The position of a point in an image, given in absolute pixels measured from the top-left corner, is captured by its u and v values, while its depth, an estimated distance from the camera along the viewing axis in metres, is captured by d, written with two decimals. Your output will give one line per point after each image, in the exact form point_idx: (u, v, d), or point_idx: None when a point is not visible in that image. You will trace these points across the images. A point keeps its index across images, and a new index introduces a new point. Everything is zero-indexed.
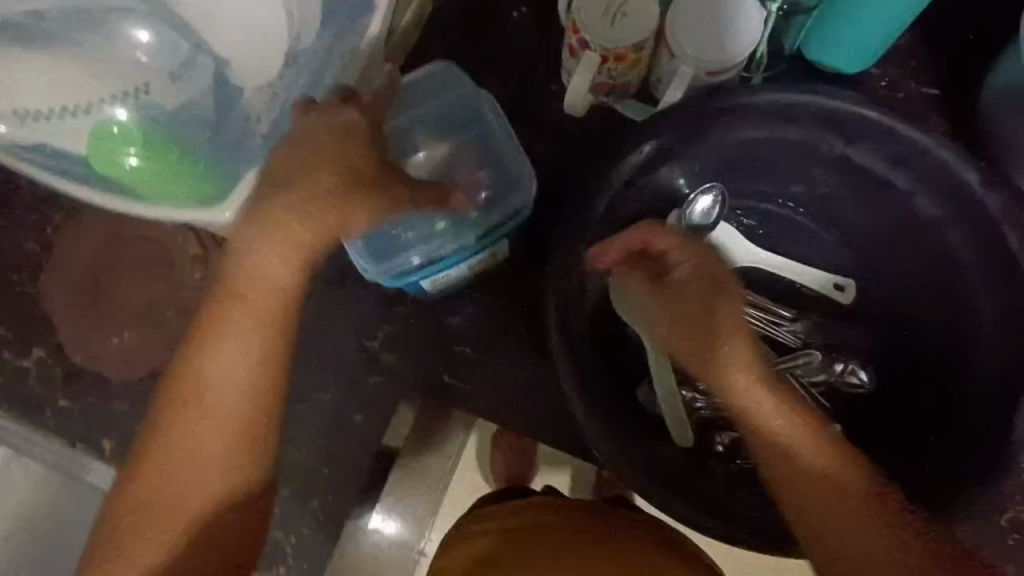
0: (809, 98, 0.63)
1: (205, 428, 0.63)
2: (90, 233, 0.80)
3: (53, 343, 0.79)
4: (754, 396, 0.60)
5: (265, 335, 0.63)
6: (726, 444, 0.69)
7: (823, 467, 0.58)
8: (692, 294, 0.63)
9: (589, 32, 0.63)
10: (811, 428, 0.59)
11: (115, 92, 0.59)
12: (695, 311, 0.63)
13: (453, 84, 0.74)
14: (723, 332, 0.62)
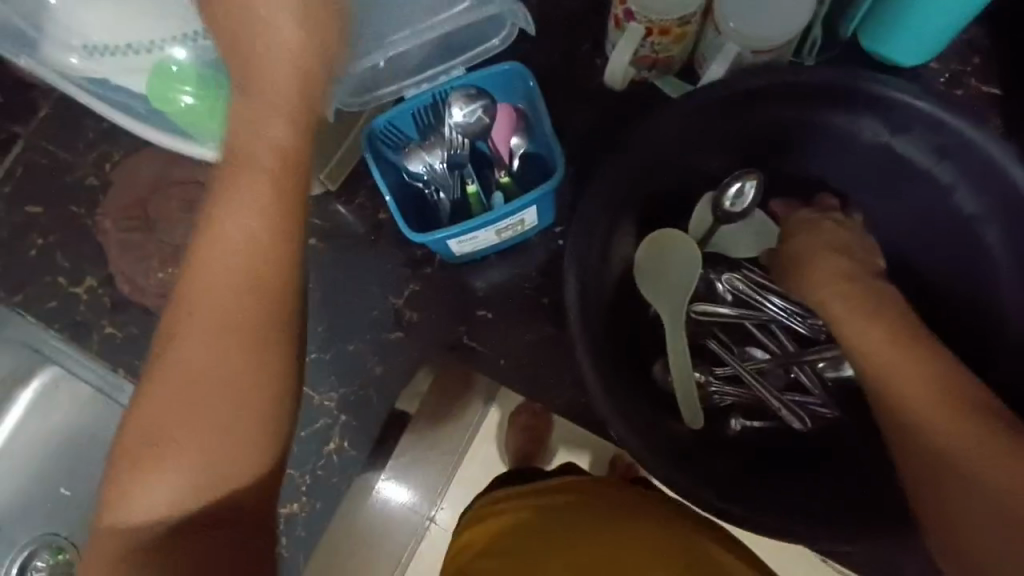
0: (856, 82, 0.62)
1: (204, 350, 0.52)
2: (145, 172, 0.85)
3: (103, 272, 0.84)
4: (852, 316, 0.60)
5: (274, 185, 0.54)
6: (738, 429, 0.69)
7: (916, 374, 0.56)
8: (825, 241, 0.66)
9: (634, 2, 0.63)
10: (915, 346, 0.58)
11: (175, 34, 0.61)
12: (818, 249, 0.65)
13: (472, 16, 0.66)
14: (827, 269, 0.64)
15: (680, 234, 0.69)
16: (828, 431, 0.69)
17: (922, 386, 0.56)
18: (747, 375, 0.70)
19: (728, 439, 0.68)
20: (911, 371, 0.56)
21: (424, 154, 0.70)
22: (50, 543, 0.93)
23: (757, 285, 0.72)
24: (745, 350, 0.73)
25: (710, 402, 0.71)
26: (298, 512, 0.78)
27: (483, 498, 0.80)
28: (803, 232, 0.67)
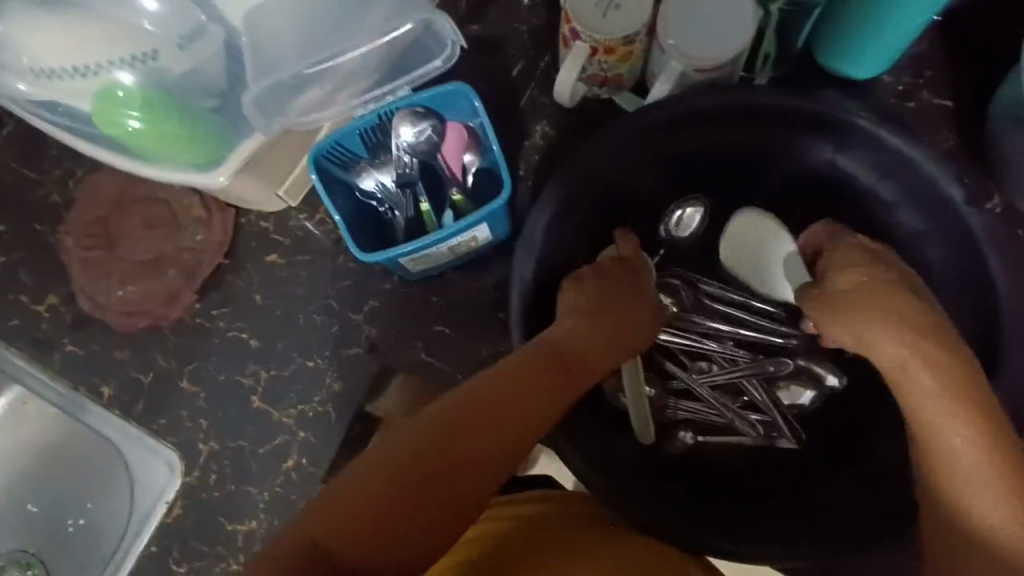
0: (799, 102, 0.62)
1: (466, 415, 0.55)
2: (107, 189, 0.86)
3: (65, 290, 0.85)
4: (924, 401, 0.49)
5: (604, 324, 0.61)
6: (688, 443, 0.71)
7: (983, 484, 0.46)
8: (882, 286, 0.53)
9: (580, 22, 0.63)
10: (993, 454, 0.46)
11: (123, 57, 0.61)
12: (875, 304, 0.52)
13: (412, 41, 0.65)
14: (890, 328, 0.51)
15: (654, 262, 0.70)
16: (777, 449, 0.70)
17: (988, 487, 0.46)
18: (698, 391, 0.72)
19: (677, 454, 0.70)
20: (981, 462, 0.47)
21: (375, 173, 0.71)
22: (18, 561, 0.93)
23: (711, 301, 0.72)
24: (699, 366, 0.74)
25: (663, 416, 0.72)
26: (257, 529, 0.76)
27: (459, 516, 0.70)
28: (845, 265, 0.56)
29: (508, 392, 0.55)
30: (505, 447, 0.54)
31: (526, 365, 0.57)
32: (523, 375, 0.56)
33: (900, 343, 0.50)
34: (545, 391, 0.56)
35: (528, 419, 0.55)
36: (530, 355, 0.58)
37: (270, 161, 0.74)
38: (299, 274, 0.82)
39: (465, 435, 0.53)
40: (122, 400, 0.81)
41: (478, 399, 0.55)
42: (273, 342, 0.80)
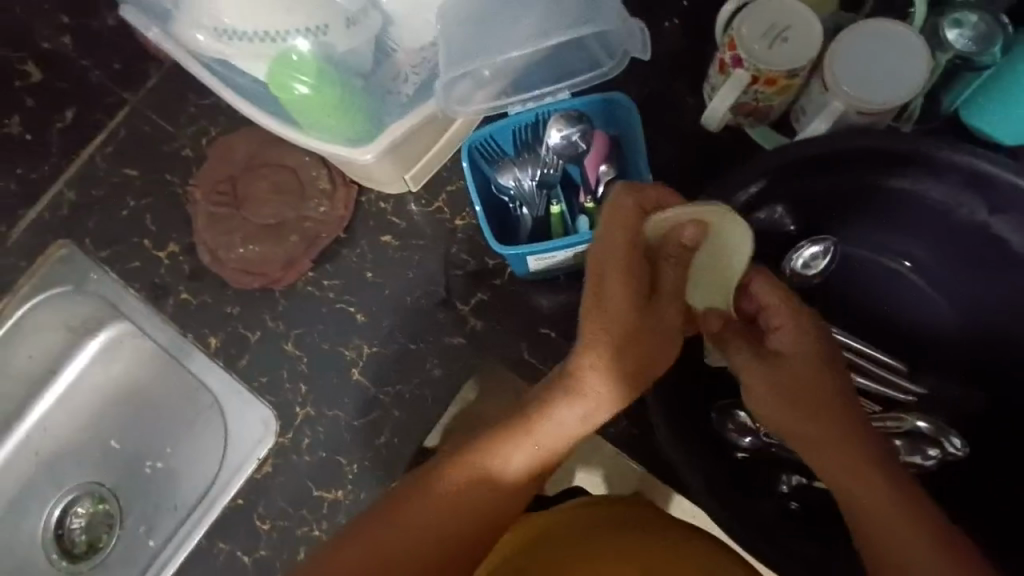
0: (956, 156, 0.61)
1: (445, 518, 0.59)
2: (240, 151, 0.89)
3: (187, 240, 0.88)
4: (821, 457, 0.57)
5: (614, 329, 0.59)
6: (792, 487, 0.70)
7: (891, 525, 0.53)
8: (742, 344, 0.60)
9: (745, 50, 0.64)
10: (888, 507, 0.53)
11: (302, 26, 0.64)
12: (795, 388, 0.57)
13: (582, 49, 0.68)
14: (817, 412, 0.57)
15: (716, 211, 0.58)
16: None
17: (898, 529, 0.52)
18: None
19: (777, 494, 0.69)
20: (900, 508, 0.53)
21: (516, 171, 0.72)
22: (92, 492, 0.96)
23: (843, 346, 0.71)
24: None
25: (768, 453, 0.70)
26: (341, 499, 0.78)
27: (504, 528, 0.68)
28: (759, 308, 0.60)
29: (502, 474, 0.60)
30: (466, 542, 0.59)
31: (487, 462, 0.59)
32: (508, 460, 0.59)
33: (816, 431, 0.57)
34: (529, 466, 0.60)
35: (521, 488, 0.60)
36: (514, 429, 0.60)
37: (407, 145, 0.75)
38: (412, 258, 0.84)
39: (416, 539, 0.58)
40: (227, 353, 0.84)
41: (466, 486, 0.59)
42: (379, 319, 0.82)
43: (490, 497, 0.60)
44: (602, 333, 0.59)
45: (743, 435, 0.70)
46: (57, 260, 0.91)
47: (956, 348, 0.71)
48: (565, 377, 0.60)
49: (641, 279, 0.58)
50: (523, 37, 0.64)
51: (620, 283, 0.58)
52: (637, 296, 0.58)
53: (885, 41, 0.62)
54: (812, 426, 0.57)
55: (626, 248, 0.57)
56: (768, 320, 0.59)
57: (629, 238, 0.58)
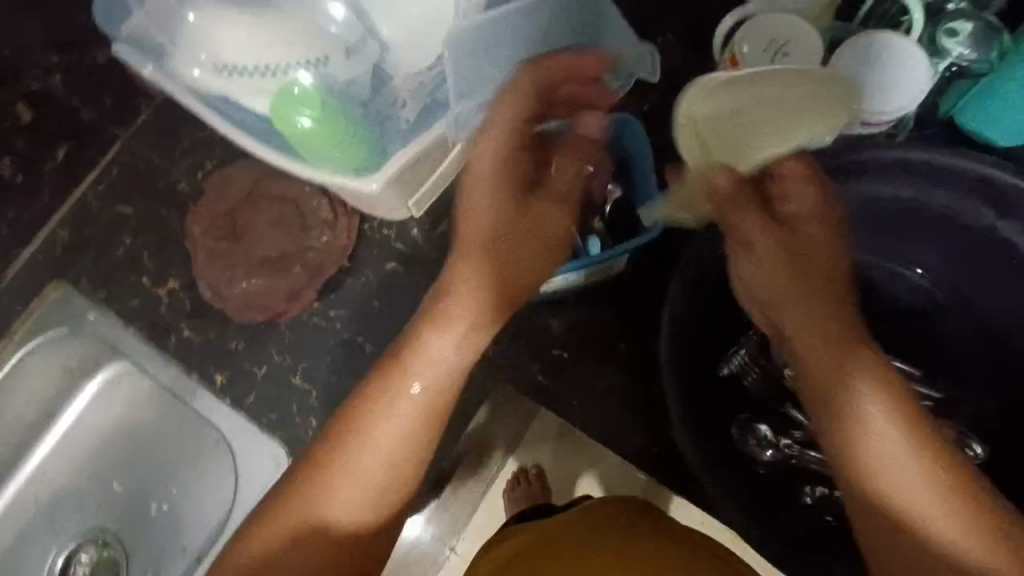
0: (965, 163, 0.62)
1: (365, 468, 0.60)
2: (238, 183, 0.88)
3: (187, 276, 0.87)
4: (816, 347, 0.57)
5: (486, 254, 0.62)
6: (817, 497, 0.69)
7: (887, 424, 0.54)
8: (814, 315, 0.58)
9: (747, 65, 0.65)
10: (882, 406, 0.55)
11: (304, 58, 0.66)
12: (795, 271, 0.58)
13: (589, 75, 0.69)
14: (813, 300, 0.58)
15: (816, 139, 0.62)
16: None
17: (959, 518, 0.52)
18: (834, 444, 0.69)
19: (803, 506, 0.68)
20: (900, 412, 0.55)
21: None
22: (96, 538, 0.93)
23: None
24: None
25: (788, 465, 0.70)
26: None
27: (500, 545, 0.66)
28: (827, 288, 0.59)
29: (387, 430, 0.61)
30: (386, 488, 0.61)
31: (380, 408, 0.61)
32: (397, 419, 0.61)
33: (816, 318, 0.58)
34: (422, 412, 0.61)
35: (417, 434, 0.61)
36: (403, 376, 0.61)
37: (411, 172, 0.74)
38: (418, 285, 0.83)
39: (342, 494, 0.60)
40: (234, 390, 0.83)
41: (372, 447, 0.60)
42: (388, 347, 0.82)
43: (398, 447, 0.61)
44: (495, 259, 0.62)
45: (765, 448, 0.69)
46: (52, 303, 0.89)
47: (971, 352, 0.71)
48: (427, 324, 0.62)
49: (499, 205, 0.62)
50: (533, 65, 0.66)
51: (503, 207, 0.62)
52: (518, 218, 0.63)
53: (886, 51, 0.63)
54: (879, 394, 0.55)
55: (479, 183, 0.62)
56: (840, 310, 0.58)
57: (489, 166, 0.62)
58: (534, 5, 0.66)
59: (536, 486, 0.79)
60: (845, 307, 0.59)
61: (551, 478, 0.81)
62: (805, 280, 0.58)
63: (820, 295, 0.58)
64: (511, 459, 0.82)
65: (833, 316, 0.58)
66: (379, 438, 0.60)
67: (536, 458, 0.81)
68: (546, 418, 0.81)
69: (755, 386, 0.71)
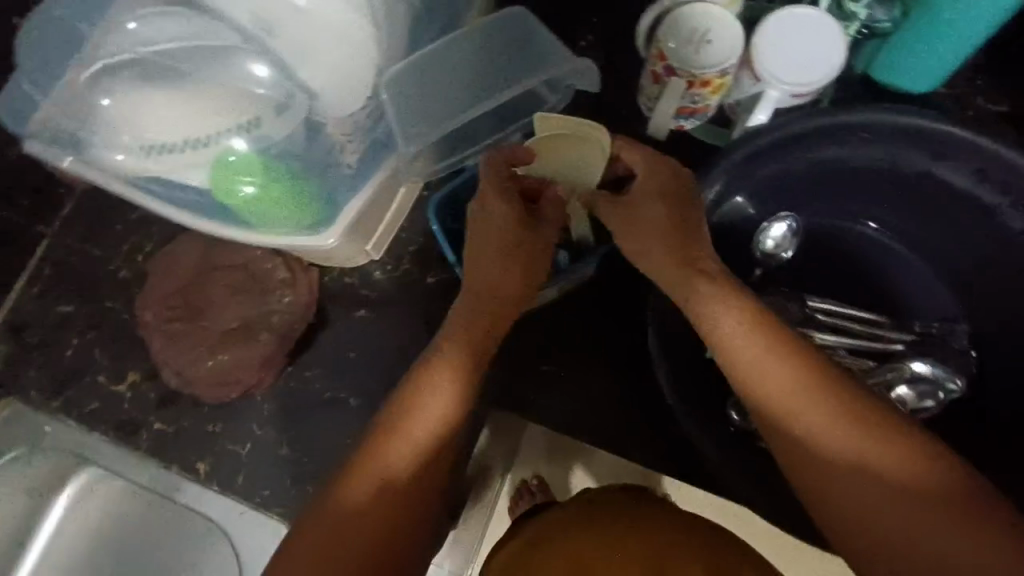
0: (889, 118, 0.64)
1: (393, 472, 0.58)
2: (184, 259, 0.84)
3: (147, 366, 0.82)
4: (702, 311, 0.57)
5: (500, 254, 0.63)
6: None
7: (789, 371, 0.55)
8: (696, 285, 0.58)
9: (675, 59, 0.67)
10: (772, 357, 0.55)
11: (233, 125, 0.63)
12: (663, 238, 0.59)
13: (531, 95, 0.70)
14: (682, 265, 0.59)
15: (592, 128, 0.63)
16: None
17: (874, 451, 0.52)
18: None
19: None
20: (790, 355, 0.55)
21: None
22: None
23: (829, 312, 0.74)
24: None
25: None
26: None
27: (508, 544, 0.66)
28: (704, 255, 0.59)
29: (404, 451, 0.58)
30: (393, 510, 0.57)
31: (402, 424, 0.59)
32: (414, 428, 0.59)
33: (693, 282, 0.58)
34: (434, 424, 0.59)
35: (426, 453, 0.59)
36: (413, 392, 0.60)
37: (364, 218, 0.73)
38: (393, 328, 0.82)
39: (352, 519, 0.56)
40: (218, 475, 0.79)
41: (381, 468, 0.58)
42: (372, 396, 0.80)
43: (408, 468, 0.58)
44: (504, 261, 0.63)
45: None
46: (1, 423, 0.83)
47: (927, 290, 0.76)
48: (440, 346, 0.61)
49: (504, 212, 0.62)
50: (472, 94, 0.66)
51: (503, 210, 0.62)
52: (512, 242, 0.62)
53: (802, 23, 0.65)
54: (763, 345, 0.55)
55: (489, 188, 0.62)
56: (716, 273, 0.58)
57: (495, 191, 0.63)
58: (473, 36, 0.67)
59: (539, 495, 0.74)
60: (715, 264, 0.59)
61: (553, 485, 0.77)
62: (680, 250, 0.59)
63: (701, 262, 0.58)
64: (510, 478, 0.78)
65: (716, 281, 0.58)
66: (401, 455, 0.58)
67: (536, 469, 0.77)
68: (537, 428, 0.78)
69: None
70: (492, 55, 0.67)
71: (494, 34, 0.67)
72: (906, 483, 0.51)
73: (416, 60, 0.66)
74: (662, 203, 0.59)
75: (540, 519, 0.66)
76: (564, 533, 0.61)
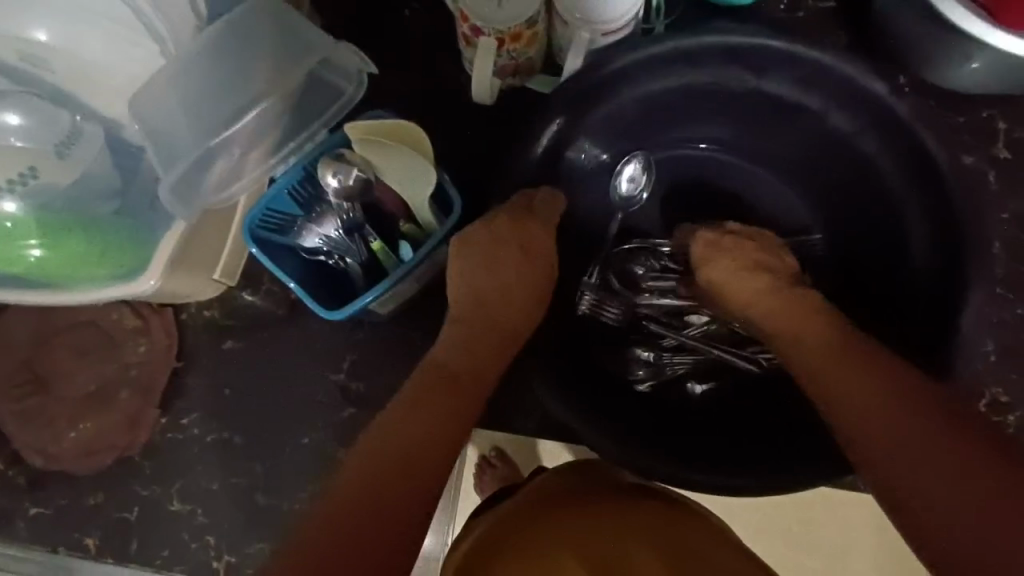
0: (710, 38, 0.62)
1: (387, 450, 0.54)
2: (18, 329, 0.76)
3: (8, 452, 0.75)
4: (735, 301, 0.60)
5: (507, 285, 0.62)
6: (698, 394, 0.71)
7: (816, 347, 0.54)
8: (736, 288, 0.60)
9: (478, 18, 0.62)
10: (834, 343, 0.53)
11: (4, 183, 0.58)
12: (755, 274, 0.59)
13: (316, 86, 0.63)
14: (741, 288, 0.59)
15: (405, 127, 0.63)
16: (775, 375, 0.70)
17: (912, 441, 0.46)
18: (689, 342, 0.71)
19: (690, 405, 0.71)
20: (813, 337, 0.55)
21: (316, 227, 0.67)
22: None
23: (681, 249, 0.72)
24: (684, 319, 0.72)
25: (668, 375, 0.72)
26: None
27: (464, 540, 0.61)
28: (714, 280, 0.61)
29: (412, 438, 0.55)
30: (393, 493, 0.52)
31: (410, 415, 0.56)
32: (413, 420, 0.56)
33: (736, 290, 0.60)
34: (442, 422, 0.56)
35: (416, 443, 0.55)
36: (409, 396, 0.57)
37: (196, 249, 0.66)
38: (262, 354, 0.76)
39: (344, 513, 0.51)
40: (114, 546, 0.75)
41: (382, 454, 0.54)
42: (258, 431, 0.75)
43: (444, 428, 0.56)
44: (501, 294, 0.62)
45: (638, 366, 0.71)
46: None
47: (784, 202, 0.76)
48: (432, 366, 0.60)
49: (507, 257, 0.62)
50: (247, 94, 0.59)
51: (507, 252, 0.61)
52: (518, 279, 0.62)
53: None
54: (813, 332, 0.55)
55: (507, 226, 0.61)
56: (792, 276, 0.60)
57: (506, 233, 0.61)
58: (232, 24, 0.58)
59: (501, 469, 0.78)
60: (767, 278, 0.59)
61: (514, 456, 0.79)
62: (745, 270, 0.60)
63: (738, 262, 0.60)
64: (469, 453, 0.81)
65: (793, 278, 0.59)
66: (411, 443, 0.54)
67: (493, 442, 0.80)
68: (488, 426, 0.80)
69: (616, 320, 0.71)
70: (260, 43, 0.59)
71: (252, 18, 0.58)
72: (910, 448, 0.46)
73: (167, 76, 0.57)
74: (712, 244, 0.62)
75: (501, 505, 0.64)
76: (524, 546, 0.58)
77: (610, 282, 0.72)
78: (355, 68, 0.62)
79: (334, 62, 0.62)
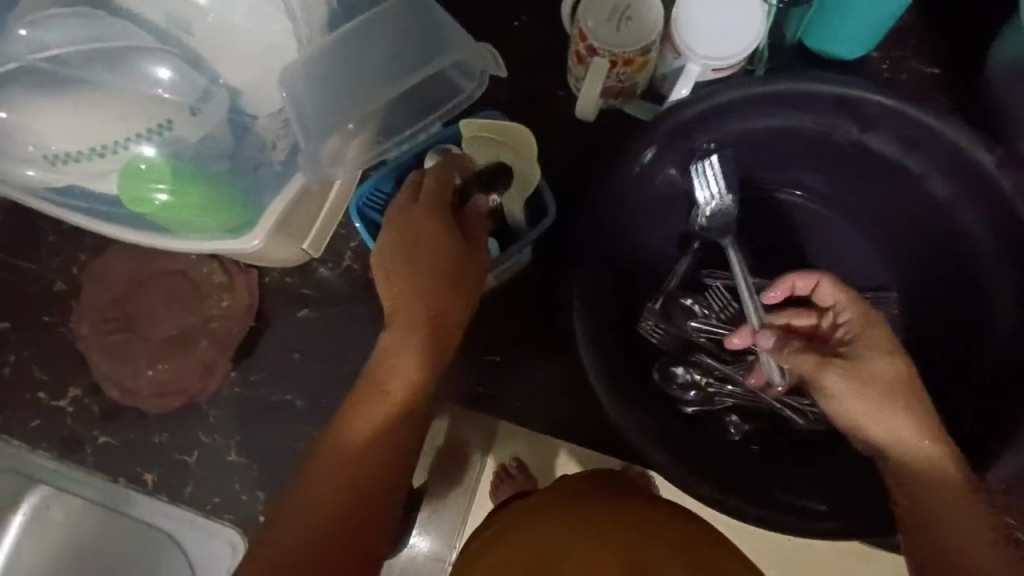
0: (824, 87, 0.63)
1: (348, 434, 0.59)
2: (117, 268, 0.81)
3: (87, 381, 0.80)
4: (884, 427, 0.55)
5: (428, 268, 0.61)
6: (737, 435, 0.71)
7: (967, 514, 0.53)
8: (894, 424, 0.55)
9: (597, 39, 0.65)
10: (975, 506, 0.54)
11: (142, 130, 0.61)
12: (899, 394, 0.55)
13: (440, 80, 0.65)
14: (892, 419, 0.55)
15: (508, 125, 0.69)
16: (827, 431, 0.70)
17: None
18: (739, 381, 0.71)
19: (731, 443, 0.70)
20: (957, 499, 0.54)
21: None
22: None
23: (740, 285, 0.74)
24: (738, 356, 0.73)
25: (713, 408, 0.71)
26: None
27: (496, 516, 0.70)
28: (880, 392, 0.55)
29: (375, 424, 0.59)
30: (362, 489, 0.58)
31: (367, 406, 0.60)
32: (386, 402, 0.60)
33: (896, 416, 0.55)
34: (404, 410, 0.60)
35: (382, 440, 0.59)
36: (380, 368, 0.61)
37: (296, 217, 0.70)
38: (334, 326, 0.79)
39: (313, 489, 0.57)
40: (170, 485, 0.79)
41: (350, 438, 0.59)
42: (319, 398, 0.79)
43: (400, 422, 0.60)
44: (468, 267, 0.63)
45: (686, 390, 0.71)
46: None
47: (864, 258, 0.75)
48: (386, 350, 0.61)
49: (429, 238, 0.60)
50: (377, 79, 0.62)
51: (431, 230, 0.61)
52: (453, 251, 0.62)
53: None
54: (954, 485, 0.54)
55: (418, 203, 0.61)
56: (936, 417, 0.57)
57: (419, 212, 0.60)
58: (378, 19, 0.62)
59: (520, 480, 0.81)
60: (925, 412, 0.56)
61: (531, 467, 0.82)
62: (911, 410, 0.55)
63: (888, 384, 0.55)
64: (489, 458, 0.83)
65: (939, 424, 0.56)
66: (372, 427, 0.59)
67: (514, 451, 0.82)
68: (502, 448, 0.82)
69: (667, 346, 0.72)
70: (398, 34, 0.62)
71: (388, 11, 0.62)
72: None
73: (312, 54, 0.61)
74: (885, 355, 0.57)
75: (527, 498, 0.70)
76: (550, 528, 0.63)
77: (672, 314, 0.72)
78: (479, 68, 0.64)
79: (463, 61, 0.64)
